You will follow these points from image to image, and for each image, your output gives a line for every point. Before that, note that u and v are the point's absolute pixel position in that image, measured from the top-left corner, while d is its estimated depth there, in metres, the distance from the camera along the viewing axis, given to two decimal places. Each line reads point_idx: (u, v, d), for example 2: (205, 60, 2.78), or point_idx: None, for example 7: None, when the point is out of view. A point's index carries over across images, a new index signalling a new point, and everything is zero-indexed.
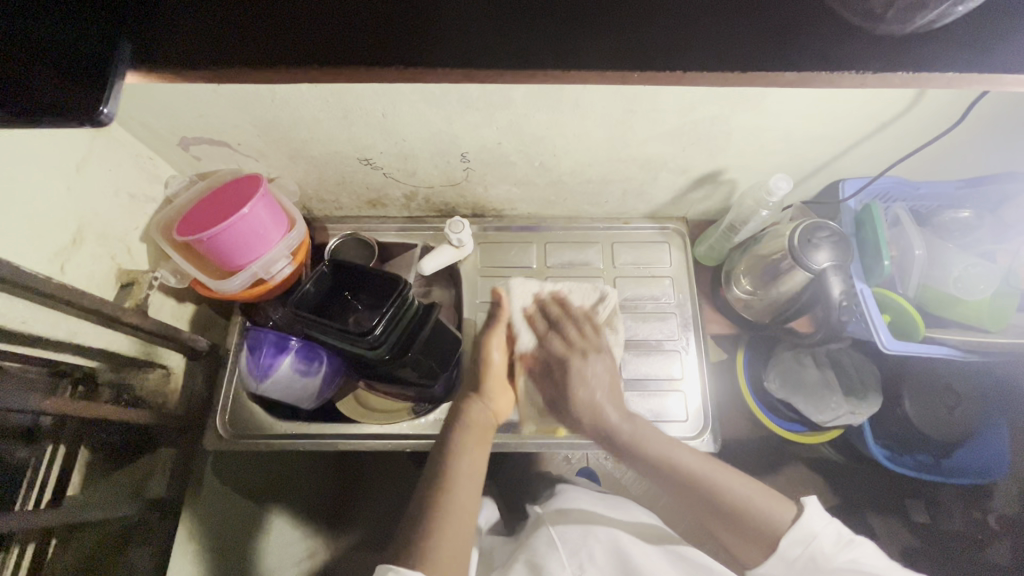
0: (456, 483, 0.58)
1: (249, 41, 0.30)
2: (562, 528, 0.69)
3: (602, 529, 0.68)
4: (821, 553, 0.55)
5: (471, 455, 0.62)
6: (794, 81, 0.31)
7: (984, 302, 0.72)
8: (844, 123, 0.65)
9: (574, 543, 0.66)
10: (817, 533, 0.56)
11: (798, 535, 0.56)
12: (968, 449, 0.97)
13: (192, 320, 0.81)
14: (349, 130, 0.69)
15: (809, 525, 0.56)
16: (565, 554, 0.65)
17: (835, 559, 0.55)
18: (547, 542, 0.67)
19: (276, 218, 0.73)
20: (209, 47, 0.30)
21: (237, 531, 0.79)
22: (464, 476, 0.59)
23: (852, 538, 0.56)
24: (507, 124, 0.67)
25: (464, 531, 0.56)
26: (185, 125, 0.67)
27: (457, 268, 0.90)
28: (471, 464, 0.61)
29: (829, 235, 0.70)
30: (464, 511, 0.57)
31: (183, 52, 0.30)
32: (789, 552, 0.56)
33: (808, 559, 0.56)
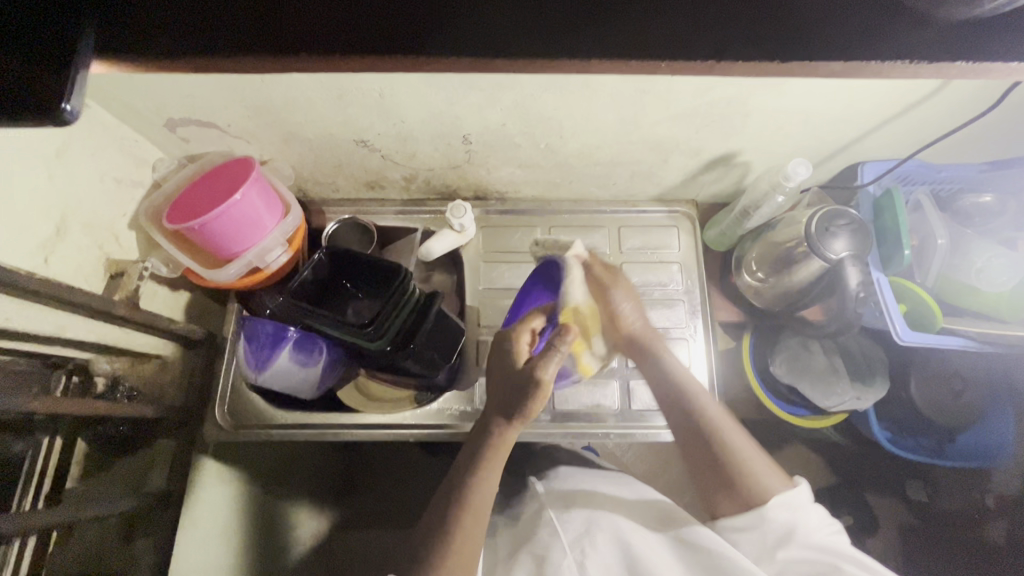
0: (468, 509, 0.59)
1: (229, 27, 0.27)
2: (564, 514, 0.68)
3: (605, 516, 0.67)
4: (805, 525, 0.58)
5: (492, 478, 0.60)
6: (838, 71, 0.28)
7: (1004, 294, 0.71)
8: (868, 105, 0.62)
9: (576, 534, 0.65)
10: (802, 509, 0.59)
11: (784, 501, 0.59)
12: (971, 433, 0.96)
13: (186, 308, 0.79)
14: (344, 112, 0.65)
15: (794, 500, 0.59)
16: (567, 545, 0.64)
17: (813, 532, 0.57)
18: (550, 530, 0.66)
19: (271, 203, 0.70)
20: (183, 29, 0.27)
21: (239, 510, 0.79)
22: (476, 505, 0.59)
23: (829, 524, 0.60)
24: (512, 105, 0.64)
25: (470, 537, 0.58)
26: (170, 106, 0.63)
27: (459, 253, 0.87)
28: (488, 492, 0.60)
29: (848, 223, 0.67)
30: (475, 513, 0.59)
31: (152, 34, 0.27)
32: (771, 514, 0.58)
33: (788, 529, 0.58)
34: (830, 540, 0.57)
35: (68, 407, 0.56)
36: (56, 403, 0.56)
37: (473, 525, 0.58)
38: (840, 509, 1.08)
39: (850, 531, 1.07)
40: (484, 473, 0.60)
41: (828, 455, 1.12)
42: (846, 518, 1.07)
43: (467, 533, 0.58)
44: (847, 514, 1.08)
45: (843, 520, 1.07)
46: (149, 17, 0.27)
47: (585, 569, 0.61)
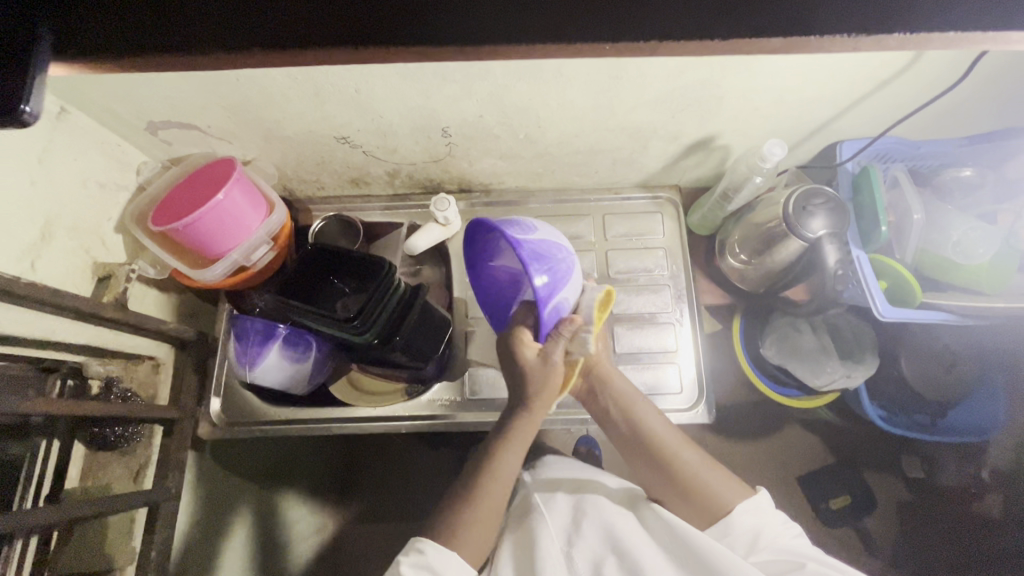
0: (495, 485, 0.61)
1: (175, 23, 0.28)
2: (551, 501, 0.70)
3: (590, 502, 0.67)
4: (770, 528, 0.60)
5: (515, 456, 0.62)
6: (780, 47, 0.29)
7: (983, 266, 0.71)
8: (839, 83, 0.62)
9: (562, 522, 0.66)
10: (769, 515, 0.61)
11: (751, 506, 0.61)
12: (963, 408, 0.97)
13: (177, 310, 0.80)
14: (321, 108, 0.66)
15: (757, 501, 0.62)
16: (554, 533, 0.65)
17: (775, 536, 0.59)
18: (537, 515, 0.67)
19: (255, 202, 0.71)
20: (133, 29, 0.28)
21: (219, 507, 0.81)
22: (505, 482, 0.61)
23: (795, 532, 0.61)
24: (487, 96, 0.64)
25: (493, 504, 0.60)
26: (149, 109, 0.64)
27: (445, 246, 0.88)
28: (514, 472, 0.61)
29: (825, 202, 0.68)
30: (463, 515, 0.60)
31: (105, 36, 0.28)
32: (737, 520, 0.60)
33: (751, 532, 0.60)
34: (796, 544, 0.59)
35: (63, 407, 0.57)
36: (50, 403, 0.57)
37: (500, 496, 0.61)
38: (835, 488, 1.09)
39: (847, 509, 1.08)
40: (503, 454, 0.61)
41: (823, 435, 1.13)
42: (843, 495, 1.08)
43: (489, 501, 0.60)
44: (843, 493, 1.09)
45: (839, 499, 1.08)
46: (100, 19, 0.27)
47: (571, 557, 0.62)
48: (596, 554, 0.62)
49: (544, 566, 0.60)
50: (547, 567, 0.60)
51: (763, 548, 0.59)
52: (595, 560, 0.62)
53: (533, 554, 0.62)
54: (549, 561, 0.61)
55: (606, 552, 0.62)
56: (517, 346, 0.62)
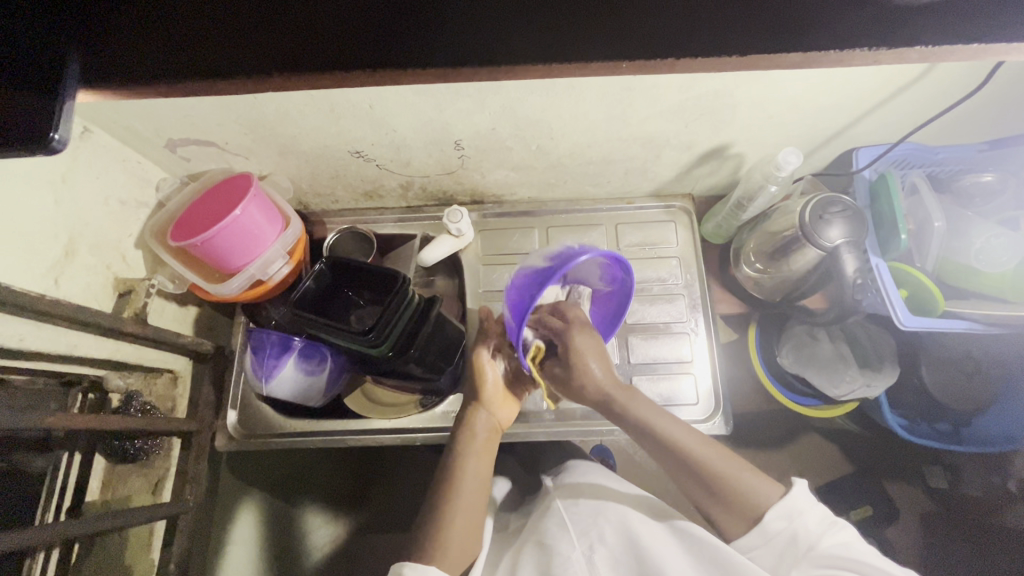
0: (464, 486, 0.62)
1: (198, 52, 0.28)
2: (573, 506, 0.68)
3: (613, 509, 0.66)
4: (805, 530, 0.55)
5: (476, 457, 0.65)
6: (800, 62, 0.30)
7: (1007, 274, 0.70)
8: (854, 91, 0.61)
9: (585, 526, 0.65)
10: (803, 510, 0.56)
11: (783, 509, 0.56)
12: (989, 417, 0.94)
13: (195, 323, 0.81)
14: (336, 124, 0.67)
15: (795, 504, 0.57)
16: (576, 537, 0.64)
17: (817, 537, 0.55)
18: (559, 520, 0.67)
19: (270, 216, 0.72)
20: (155, 57, 0.28)
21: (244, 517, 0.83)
22: (470, 483, 0.63)
23: (835, 521, 0.57)
24: (500, 109, 0.65)
25: (470, 512, 0.61)
26: (169, 128, 0.66)
27: (458, 257, 0.88)
28: (477, 467, 0.64)
29: (842, 210, 0.67)
30: (465, 528, 0.60)
31: (130, 65, 0.28)
32: (771, 525, 0.56)
33: (791, 535, 0.56)
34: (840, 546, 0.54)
35: (84, 421, 0.58)
36: (71, 418, 0.57)
37: (478, 488, 0.63)
38: (856, 498, 1.07)
39: (870, 520, 1.05)
40: (462, 455, 0.65)
41: (843, 445, 1.11)
42: (865, 506, 1.06)
43: (469, 501, 0.62)
44: (865, 504, 1.06)
45: (860, 510, 1.05)
46: (130, 51, 0.28)
47: (593, 561, 0.61)
48: (617, 560, 0.62)
49: (566, 567, 0.60)
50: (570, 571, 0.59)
51: (809, 557, 0.55)
52: (616, 564, 0.61)
53: (551, 568, 0.61)
54: (571, 564, 0.60)
55: (629, 558, 0.61)
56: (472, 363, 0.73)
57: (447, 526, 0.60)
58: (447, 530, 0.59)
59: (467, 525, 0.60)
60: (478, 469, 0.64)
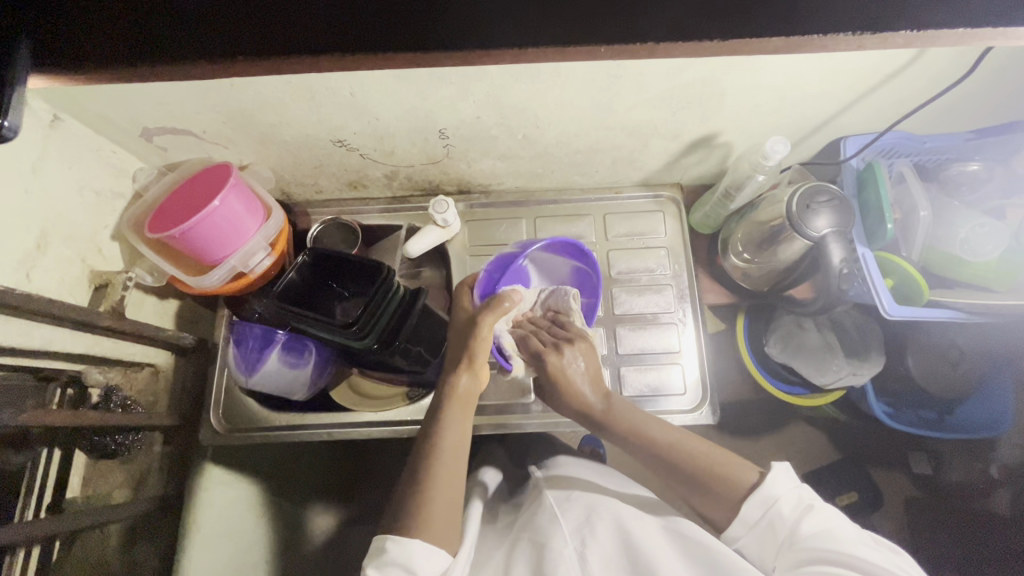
0: (444, 454, 0.60)
1: (158, 37, 0.27)
2: (565, 506, 0.68)
3: (605, 507, 0.66)
4: (780, 516, 0.55)
5: (455, 424, 0.63)
6: (782, 47, 0.29)
7: (991, 263, 0.70)
8: (843, 79, 0.61)
9: (576, 523, 0.64)
10: (779, 496, 0.56)
11: (759, 498, 0.56)
12: (970, 405, 0.96)
13: (176, 317, 0.79)
14: (317, 112, 0.65)
15: (768, 490, 0.56)
16: (569, 533, 0.63)
17: (792, 522, 0.54)
18: (551, 518, 0.66)
19: (251, 208, 0.71)
20: (111, 41, 0.27)
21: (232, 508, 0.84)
22: (449, 449, 0.61)
23: (813, 503, 0.55)
24: (484, 97, 0.63)
25: (449, 485, 0.59)
26: (145, 116, 0.64)
27: (445, 248, 0.87)
28: (458, 433, 0.62)
29: (830, 200, 0.67)
30: (445, 496, 0.58)
31: (81, 49, 0.27)
32: (748, 515, 0.57)
33: (765, 522, 0.56)
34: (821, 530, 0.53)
35: (60, 418, 0.56)
36: (48, 414, 0.56)
37: (454, 456, 0.61)
38: (842, 485, 1.08)
39: (856, 506, 1.07)
40: (444, 421, 0.62)
41: (829, 432, 1.12)
42: (851, 493, 1.07)
43: (450, 471, 0.60)
44: (851, 490, 1.08)
45: (846, 496, 1.07)
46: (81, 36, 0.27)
47: (586, 556, 0.59)
48: (610, 557, 0.60)
49: (558, 563, 0.58)
50: (561, 567, 0.58)
51: (788, 544, 0.54)
52: (609, 562, 0.60)
53: (537, 559, 0.61)
54: (563, 561, 0.59)
55: (621, 555, 0.60)
56: (460, 327, 0.69)
57: (424, 505, 0.57)
58: (423, 501, 0.57)
59: (448, 497, 0.58)
60: (459, 435, 0.62)
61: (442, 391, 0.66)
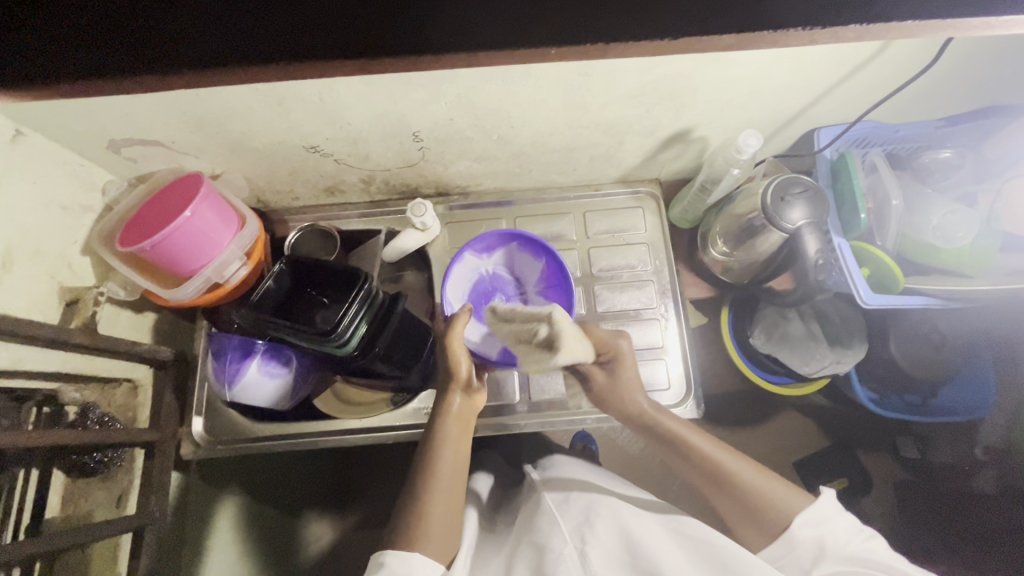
0: (444, 474, 0.61)
1: (147, 54, 0.29)
2: (564, 504, 0.67)
3: (603, 504, 0.66)
4: (831, 536, 0.56)
5: (452, 444, 0.63)
6: (735, 44, 0.30)
7: (964, 248, 0.71)
8: (813, 70, 0.61)
9: (576, 522, 0.64)
10: (831, 519, 0.57)
11: (811, 516, 0.57)
12: (954, 387, 0.97)
13: (153, 330, 0.78)
14: (287, 118, 0.64)
15: (823, 510, 0.57)
16: (569, 533, 0.62)
17: (844, 544, 0.56)
18: (549, 519, 0.65)
19: (225, 217, 0.70)
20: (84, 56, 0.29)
21: None
22: (448, 470, 0.61)
23: (862, 530, 0.57)
24: (456, 98, 0.63)
25: (448, 500, 0.60)
26: (110, 127, 0.63)
27: (425, 251, 0.86)
28: (456, 454, 0.63)
29: (804, 191, 0.67)
30: (441, 511, 0.59)
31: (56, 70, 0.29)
32: (797, 533, 0.57)
33: (816, 544, 0.56)
34: (864, 552, 0.55)
35: (36, 439, 0.55)
36: (22, 435, 0.54)
37: (454, 476, 0.62)
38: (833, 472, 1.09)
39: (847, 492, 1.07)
40: (442, 441, 0.63)
41: (818, 419, 1.13)
42: None
43: (449, 490, 0.61)
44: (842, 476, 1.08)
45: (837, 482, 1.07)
46: (78, 56, 0.29)
47: (586, 555, 0.60)
48: (610, 557, 0.60)
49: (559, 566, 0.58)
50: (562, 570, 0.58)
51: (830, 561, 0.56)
52: (609, 560, 0.60)
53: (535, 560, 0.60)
54: (564, 562, 0.59)
55: (622, 553, 0.61)
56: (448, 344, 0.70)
57: (422, 520, 0.58)
58: (419, 516, 0.58)
59: (446, 511, 0.59)
60: (458, 455, 0.63)
61: (437, 409, 0.66)
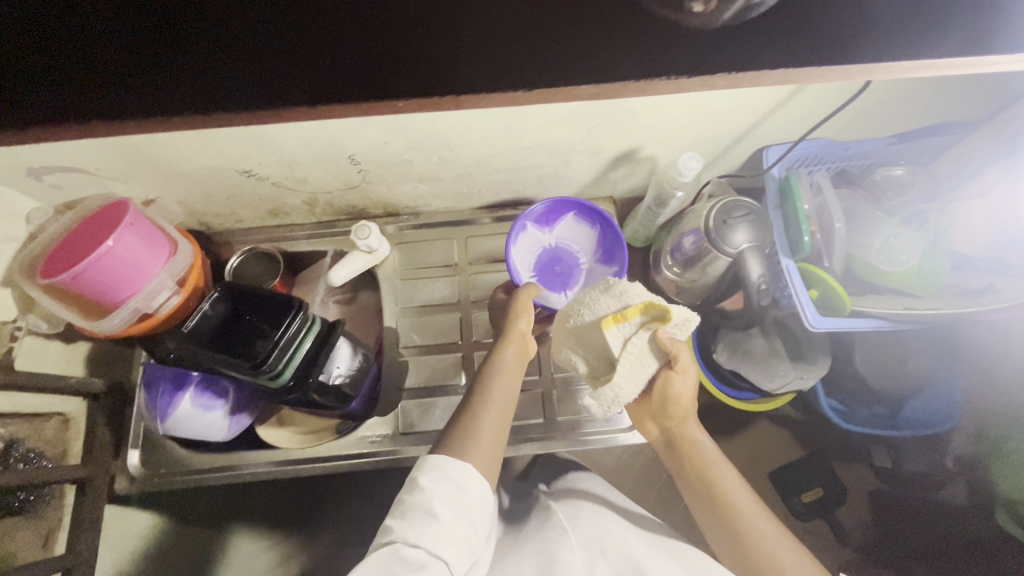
0: (493, 401, 0.61)
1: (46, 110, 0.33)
2: (574, 519, 0.66)
3: (614, 525, 0.64)
4: None
5: (505, 381, 0.64)
6: (597, 93, 0.34)
7: (908, 272, 0.71)
8: (752, 91, 0.59)
9: (586, 538, 0.62)
10: None
11: None
12: (920, 399, 0.95)
13: (86, 360, 0.75)
14: (213, 144, 0.62)
15: None
16: (579, 549, 0.61)
17: None
18: (560, 532, 0.63)
19: (155, 245, 0.68)
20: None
21: (162, 557, 0.78)
22: (501, 396, 0.62)
23: None
24: (387, 121, 0.61)
25: (496, 421, 0.60)
26: (25, 155, 0.60)
27: (374, 272, 0.84)
28: (508, 387, 0.63)
29: (745, 214, 0.66)
30: (491, 433, 0.59)
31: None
32: None
33: None
34: None
35: None
36: None
37: (502, 410, 0.62)
38: (804, 487, 1.06)
39: (820, 506, 1.05)
40: (495, 374, 0.64)
41: (789, 434, 1.10)
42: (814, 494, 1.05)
43: (499, 419, 0.61)
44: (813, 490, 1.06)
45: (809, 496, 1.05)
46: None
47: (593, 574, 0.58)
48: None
49: None
50: None
51: None
52: None
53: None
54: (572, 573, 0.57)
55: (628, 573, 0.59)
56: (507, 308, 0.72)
57: (471, 435, 0.58)
58: (468, 432, 0.58)
59: (493, 435, 0.59)
60: (509, 390, 0.63)
61: (489, 358, 0.67)
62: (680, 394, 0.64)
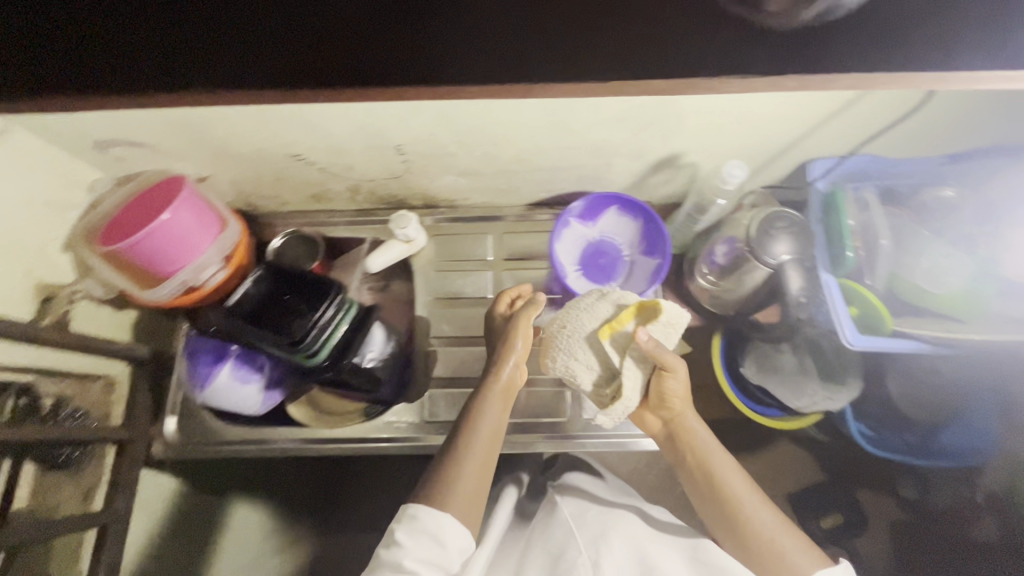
0: (480, 437, 0.61)
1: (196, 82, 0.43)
2: (581, 516, 0.66)
3: (623, 521, 0.65)
4: None
5: (494, 413, 0.64)
6: None
7: (956, 295, 0.69)
8: (802, 102, 0.59)
9: (591, 533, 0.63)
10: None
11: None
12: (955, 432, 0.92)
13: (132, 327, 0.79)
14: (268, 127, 0.65)
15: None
16: (585, 543, 0.62)
17: None
18: (566, 531, 0.64)
19: (207, 221, 0.70)
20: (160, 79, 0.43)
21: (187, 522, 0.81)
22: (489, 427, 0.63)
23: None
24: (436, 114, 0.62)
25: (483, 464, 0.60)
26: (95, 127, 0.63)
27: (409, 262, 0.86)
28: (496, 421, 0.63)
29: (788, 228, 0.71)
30: (475, 475, 0.59)
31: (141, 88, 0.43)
32: None
33: None
34: None
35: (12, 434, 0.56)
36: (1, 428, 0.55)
37: (487, 447, 0.62)
38: (823, 509, 1.04)
39: (838, 530, 1.03)
40: (483, 409, 0.64)
41: (810, 455, 1.09)
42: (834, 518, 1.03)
43: (483, 458, 0.61)
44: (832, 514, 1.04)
45: (828, 520, 1.03)
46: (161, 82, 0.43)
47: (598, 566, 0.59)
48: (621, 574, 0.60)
49: None
50: None
51: None
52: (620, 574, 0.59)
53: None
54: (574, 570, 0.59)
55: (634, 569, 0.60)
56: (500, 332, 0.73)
57: (452, 482, 0.57)
58: (449, 480, 0.57)
59: (476, 479, 0.59)
60: (497, 422, 0.63)
61: (480, 387, 0.67)
62: (672, 394, 0.63)
